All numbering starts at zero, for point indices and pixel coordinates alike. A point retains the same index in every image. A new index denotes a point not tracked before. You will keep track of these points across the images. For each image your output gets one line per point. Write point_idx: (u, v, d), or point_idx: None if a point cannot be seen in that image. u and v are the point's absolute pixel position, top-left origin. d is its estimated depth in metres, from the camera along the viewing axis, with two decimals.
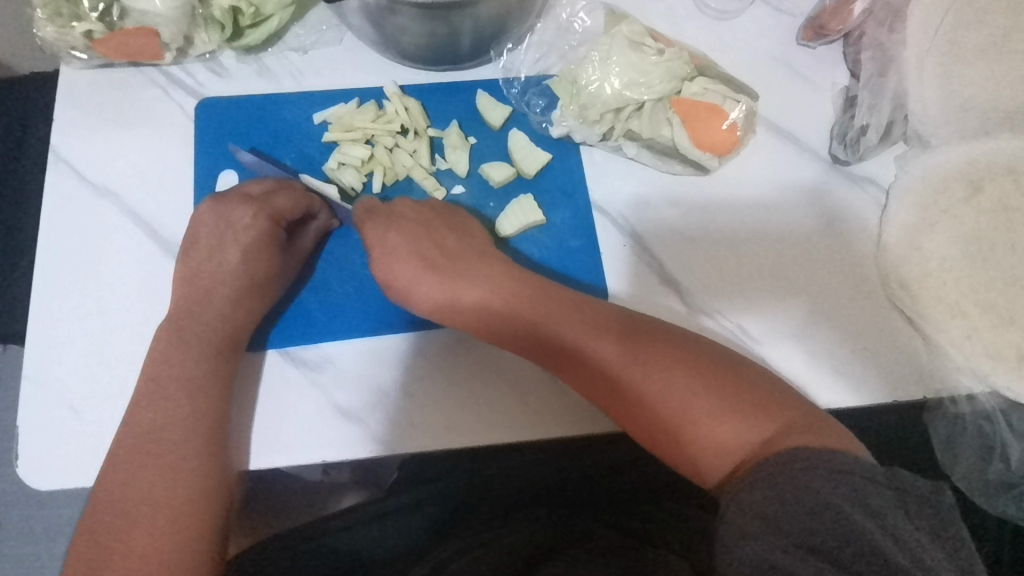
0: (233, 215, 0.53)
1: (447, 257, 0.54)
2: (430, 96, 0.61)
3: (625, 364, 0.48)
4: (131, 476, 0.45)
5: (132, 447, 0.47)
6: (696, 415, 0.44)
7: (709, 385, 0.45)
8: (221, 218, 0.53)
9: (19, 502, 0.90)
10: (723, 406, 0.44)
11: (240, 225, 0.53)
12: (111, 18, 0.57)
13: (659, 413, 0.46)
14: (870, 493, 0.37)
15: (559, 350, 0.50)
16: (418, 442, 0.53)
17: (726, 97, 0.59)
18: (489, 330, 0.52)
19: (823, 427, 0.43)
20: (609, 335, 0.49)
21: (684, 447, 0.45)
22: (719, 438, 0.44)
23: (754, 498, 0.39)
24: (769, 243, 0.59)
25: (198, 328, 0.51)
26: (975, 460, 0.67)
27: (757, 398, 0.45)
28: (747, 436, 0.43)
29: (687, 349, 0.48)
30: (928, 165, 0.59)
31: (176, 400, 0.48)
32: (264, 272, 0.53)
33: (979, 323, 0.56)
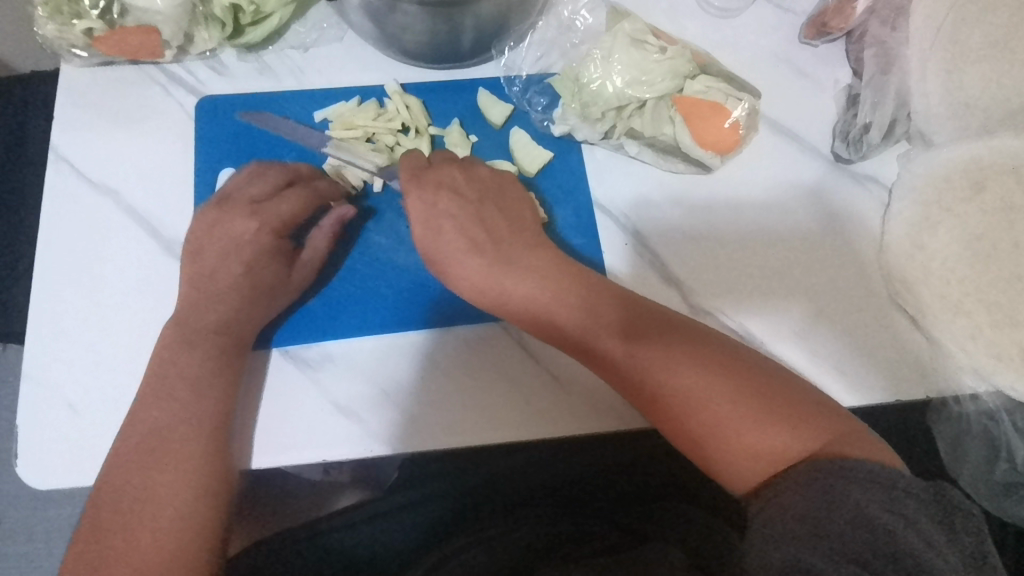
0: (236, 226, 0.53)
1: (493, 242, 0.53)
2: (431, 94, 0.61)
3: (666, 370, 0.46)
4: (133, 475, 0.45)
5: (134, 445, 0.46)
6: (736, 423, 0.44)
7: (749, 393, 0.45)
8: (221, 226, 0.53)
9: (18, 502, 0.89)
10: (765, 416, 0.44)
11: (243, 236, 0.53)
12: (111, 16, 0.56)
13: (696, 416, 0.45)
14: (910, 506, 0.38)
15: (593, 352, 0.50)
16: (418, 441, 0.53)
17: (728, 95, 0.58)
18: (520, 323, 0.52)
19: (861, 439, 0.43)
20: (649, 336, 0.48)
21: (720, 453, 0.44)
22: (757, 443, 0.43)
23: (795, 504, 0.39)
24: (772, 241, 0.59)
25: (200, 326, 0.50)
26: (978, 459, 0.66)
27: (798, 407, 0.44)
28: (789, 445, 0.43)
29: (726, 356, 0.47)
30: (931, 164, 0.59)
31: (178, 398, 0.48)
32: (270, 281, 0.53)
33: (981, 322, 0.56)
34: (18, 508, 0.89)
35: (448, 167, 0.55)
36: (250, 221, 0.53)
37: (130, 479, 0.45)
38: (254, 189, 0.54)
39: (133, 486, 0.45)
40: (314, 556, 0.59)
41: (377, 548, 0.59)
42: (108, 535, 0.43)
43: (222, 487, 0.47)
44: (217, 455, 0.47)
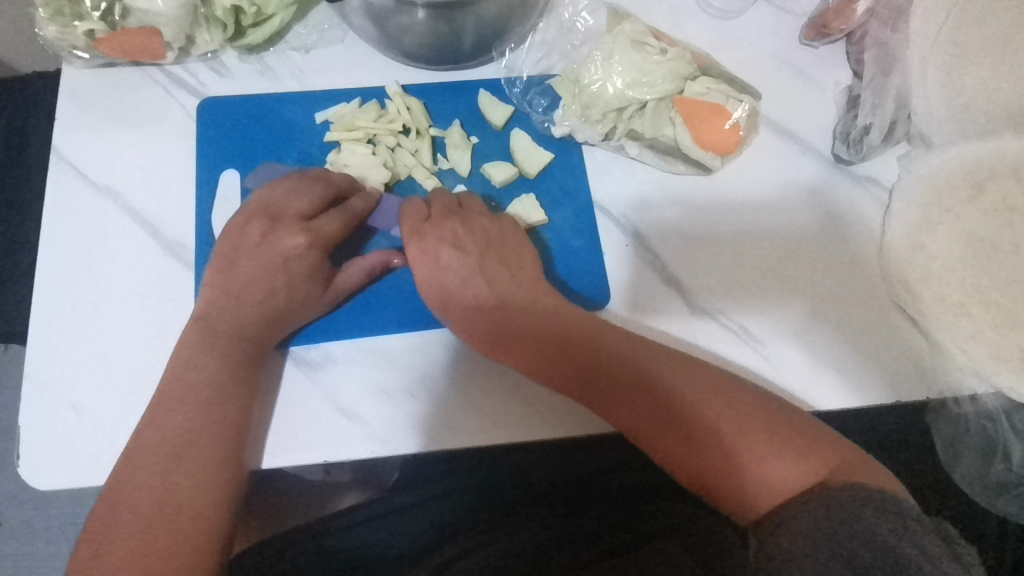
0: (283, 242, 0.52)
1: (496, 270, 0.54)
2: (432, 95, 0.61)
3: (680, 402, 0.47)
4: (137, 474, 0.46)
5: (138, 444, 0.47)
6: (744, 455, 0.45)
7: (752, 424, 0.46)
8: (269, 240, 0.53)
9: (19, 503, 0.89)
10: (773, 447, 0.45)
11: (291, 254, 0.52)
12: (114, 17, 0.57)
13: (703, 446, 0.46)
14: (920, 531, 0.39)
15: (602, 383, 0.49)
16: (419, 442, 0.53)
17: (729, 97, 0.58)
18: (521, 356, 0.52)
19: (858, 467, 0.45)
20: (653, 368, 0.49)
21: (727, 485, 0.45)
22: (764, 474, 0.44)
23: (807, 523, 0.40)
24: (773, 242, 0.59)
25: (203, 326, 0.51)
26: (976, 459, 0.67)
27: (802, 440, 0.46)
28: (796, 477, 0.44)
29: (734, 389, 0.48)
30: (932, 165, 0.59)
31: (196, 403, 0.48)
32: (306, 299, 0.53)
33: (983, 324, 0.57)
34: (20, 508, 0.89)
35: (449, 222, 0.55)
36: (300, 238, 0.52)
37: (135, 479, 0.45)
38: (301, 205, 0.54)
39: (138, 485, 0.45)
40: (316, 554, 0.59)
41: (384, 546, 0.60)
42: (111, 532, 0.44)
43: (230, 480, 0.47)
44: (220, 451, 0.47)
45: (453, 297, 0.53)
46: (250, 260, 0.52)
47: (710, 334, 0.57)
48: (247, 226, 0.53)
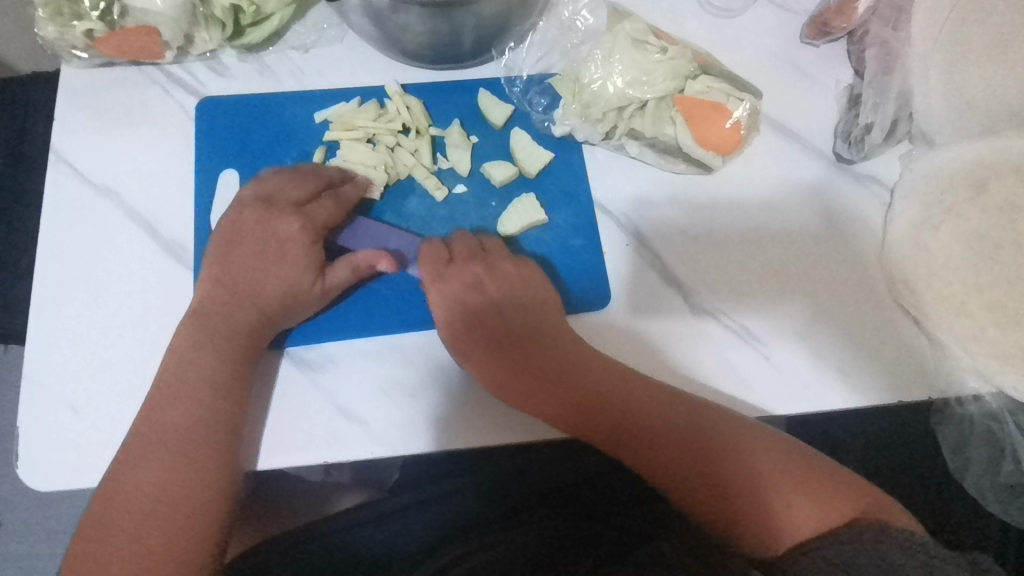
0: (278, 224, 0.53)
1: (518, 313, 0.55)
2: (432, 95, 0.61)
3: (717, 448, 0.49)
4: (137, 471, 0.46)
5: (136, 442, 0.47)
6: (779, 496, 0.47)
7: (782, 465, 0.49)
8: (265, 224, 0.53)
9: (18, 503, 0.89)
10: (804, 492, 0.47)
11: (287, 236, 0.53)
12: (112, 17, 0.56)
13: (741, 487, 0.48)
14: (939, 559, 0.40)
15: (638, 429, 0.51)
16: (418, 443, 0.53)
17: (730, 95, 0.58)
18: (555, 400, 0.53)
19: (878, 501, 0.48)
20: (684, 413, 0.51)
21: (763, 530, 0.47)
22: (799, 513, 0.47)
23: (829, 553, 0.41)
24: (774, 241, 0.59)
25: (199, 324, 0.50)
26: (982, 459, 0.66)
27: (831, 485, 0.48)
28: (829, 514, 0.46)
29: (763, 436, 0.50)
30: (934, 163, 0.58)
31: (192, 400, 0.48)
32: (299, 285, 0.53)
33: (985, 323, 0.55)
34: (19, 508, 0.89)
35: (472, 267, 0.55)
36: (294, 220, 0.53)
37: (135, 476, 0.46)
38: (296, 191, 0.55)
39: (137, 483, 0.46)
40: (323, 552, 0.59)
41: (390, 544, 0.60)
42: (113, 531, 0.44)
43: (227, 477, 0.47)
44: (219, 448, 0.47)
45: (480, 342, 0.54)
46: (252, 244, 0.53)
47: (711, 333, 0.57)
48: (244, 212, 0.54)
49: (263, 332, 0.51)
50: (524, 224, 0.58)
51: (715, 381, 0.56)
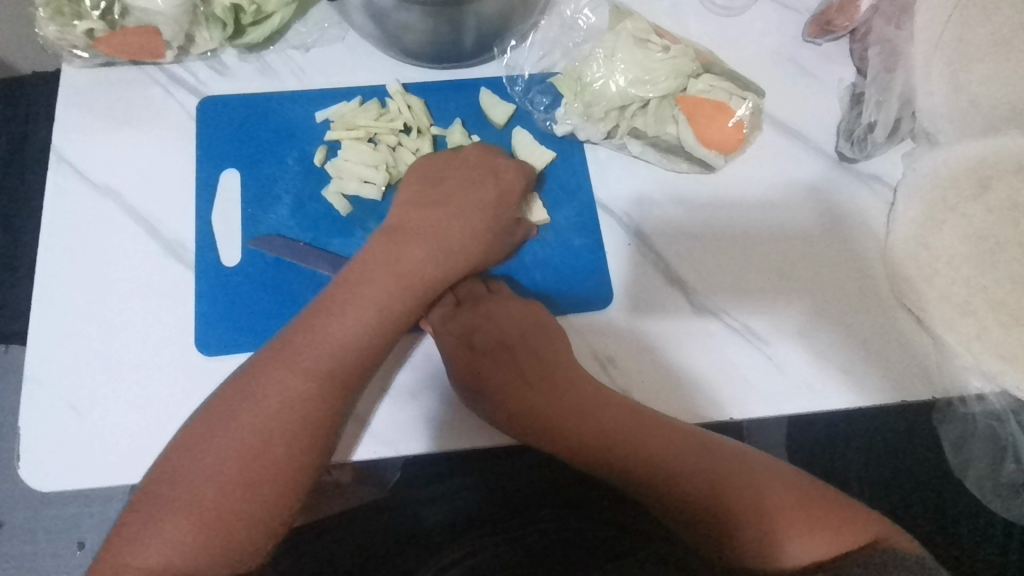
0: (503, 171, 0.55)
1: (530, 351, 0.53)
2: (433, 93, 0.61)
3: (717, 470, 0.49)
4: (200, 453, 0.45)
5: (207, 420, 0.46)
6: (784, 521, 0.47)
7: (786, 491, 0.48)
8: (485, 165, 0.55)
9: (18, 504, 0.89)
10: (814, 523, 0.47)
11: (499, 179, 0.55)
12: (113, 16, 0.56)
13: (745, 511, 0.47)
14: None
15: (649, 459, 0.49)
16: (416, 445, 0.53)
17: (732, 94, 0.58)
18: (555, 420, 0.52)
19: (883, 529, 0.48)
20: (687, 435, 0.50)
21: (772, 560, 0.46)
22: (804, 539, 0.46)
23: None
24: (776, 240, 0.59)
25: (369, 280, 0.50)
26: (986, 458, 0.66)
27: (843, 515, 0.48)
28: (833, 539, 0.46)
29: (775, 471, 0.50)
30: (938, 162, 0.59)
31: (294, 388, 0.46)
32: (478, 228, 0.53)
33: (988, 322, 0.56)
34: (21, 509, 0.89)
35: (480, 308, 0.54)
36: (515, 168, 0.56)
37: (200, 455, 0.45)
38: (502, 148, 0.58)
39: (197, 466, 0.44)
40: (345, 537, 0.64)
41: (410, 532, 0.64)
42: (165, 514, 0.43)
43: (292, 475, 0.45)
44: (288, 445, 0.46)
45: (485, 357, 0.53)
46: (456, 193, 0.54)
47: (714, 334, 0.56)
48: (469, 151, 0.56)
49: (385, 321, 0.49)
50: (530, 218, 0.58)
51: (718, 382, 0.56)
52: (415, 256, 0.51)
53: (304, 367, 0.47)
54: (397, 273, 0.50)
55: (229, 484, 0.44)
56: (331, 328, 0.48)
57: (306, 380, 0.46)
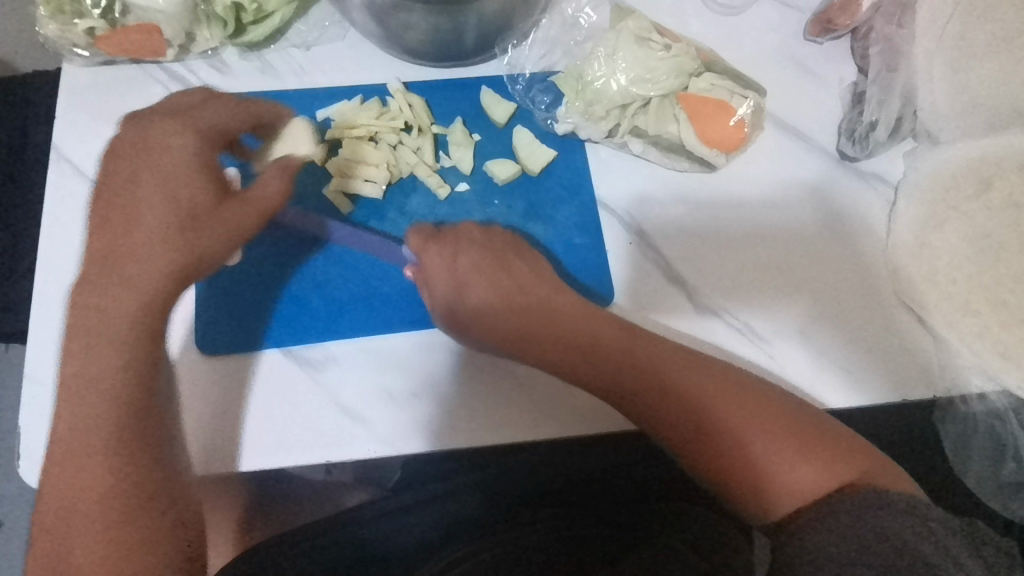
0: (158, 136, 0.47)
1: (518, 287, 0.55)
2: (435, 92, 0.61)
3: (710, 406, 0.48)
4: (75, 471, 0.42)
5: (64, 450, 0.43)
6: (776, 459, 0.45)
7: (788, 429, 0.46)
8: (142, 138, 0.47)
9: (15, 504, 0.89)
10: (802, 453, 0.45)
11: (159, 146, 0.47)
12: (113, 15, 0.56)
13: (732, 446, 0.46)
14: (941, 527, 0.41)
15: (641, 394, 0.50)
16: (420, 444, 0.53)
17: (733, 93, 0.58)
18: (553, 357, 0.53)
19: (886, 473, 0.46)
20: (684, 371, 0.49)
21: (761, 494, 0.45)
22: (794, 479, 0.45)
23: (821, 521, 0.42)
24: (775, 238, 0.59)
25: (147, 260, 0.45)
26: (986, 458, 0.66)
27: (844, 450, 0.46)
28: (828, 479, 0.44)
29: (765, 397, 0.48)
30: (940, 162, 0.59)
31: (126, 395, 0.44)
32: (205, 197, 0.46)
33: (989, 321, 0.56)
34: (19, 509, 0.89)
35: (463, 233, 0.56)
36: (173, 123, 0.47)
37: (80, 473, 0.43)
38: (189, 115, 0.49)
39: (80, 484, 0.42)
40: (333, 544, 0.58)
41: (403, 535, 0.59)
42: (75, 534, 0.42)
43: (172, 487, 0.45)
44: (153, 441, 0.44)
45: (500, 287, 0.55)
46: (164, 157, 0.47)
47: (713, 333, 0.56)
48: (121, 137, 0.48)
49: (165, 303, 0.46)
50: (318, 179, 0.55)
51: None
52: (134, 243, 0.45)
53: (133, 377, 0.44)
54: (163, 255, 0.45)
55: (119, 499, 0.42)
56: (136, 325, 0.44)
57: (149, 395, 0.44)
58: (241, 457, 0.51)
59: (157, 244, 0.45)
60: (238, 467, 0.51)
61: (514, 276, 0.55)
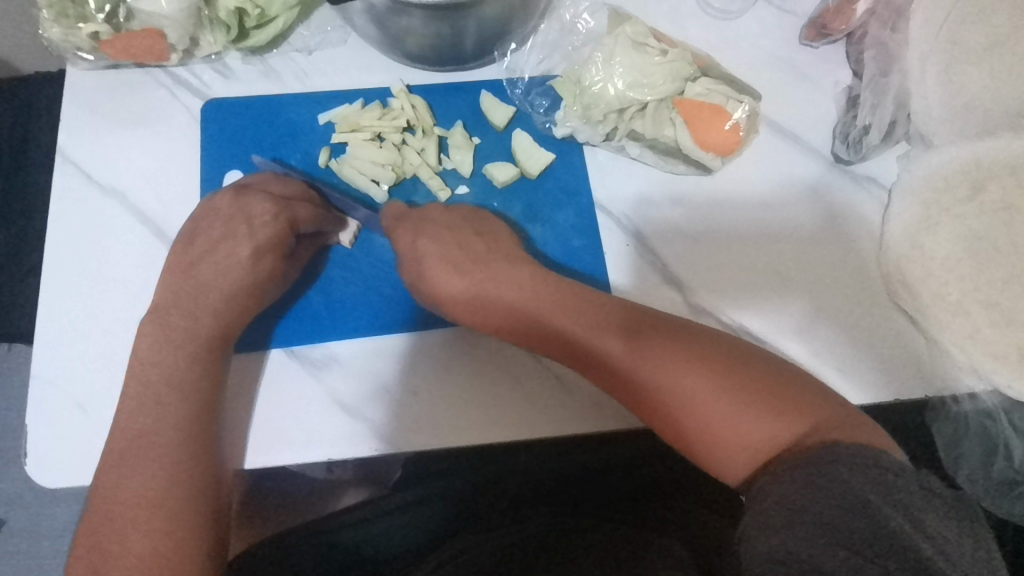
0: (255, 209, 0.53)
1: (475, 262, 0.54)
2: (435, 96, 0.62)
3: (646, 370, 0.47)
4: (123, 474, 0.45)
5: (110, 459, 0.46)
6: (719, 417, 0.45)
7: (730, 383, 0.45)
8: (237, 209, 0.53)
9: (22, 501, 0.90)
10: (756, 405, 0.44)
11: (254, 221, 0.53)
12: (117, 20, 0.57)
13: (673, 409, 0.46)
14: (905, 488, 0.38)
15: (587, 366, 0.50)
16: (421, 441, 0.53)
17: (729, 97, 0.59)
18: (510, 330, 0.53)
19: (848, 421, 0.43)
20: (619, 335, 0.49)
21: (714, 455, 0.45)
22: (741, 436, 0.44)
23: (774, 486, 0.40)
24: (771, 239, 0.60)
25: (189, 309, 0.51)
26: (977, 456, 0.66)
27: (793, 401, 0.45)
28: (780, 434, 0.43)
29: (704, 356, 0.47)
30: (931, 165, 0.59)
31: (163, 407, 0.47)
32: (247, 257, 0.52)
33: (981, 322, 0.57)
34: (25, 507, 0.90)
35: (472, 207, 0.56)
36: (268, 204, 0.53)
37: (126, 474, 0.45)
38: (276, 188, 0.55)
39: (122, 487, 0.45)
40: (317, 555, 0.59)
41: (381, 546, 0.60)
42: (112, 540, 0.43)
43: (212, 492, 0.47)
44: (204, 452, 0.47)
45: (458, 262, 0.53)
46: (221, 226, 0.53)
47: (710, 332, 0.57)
48: (219, 199, 0.54)
49: (213, 353, 0.50)
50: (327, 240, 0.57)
51: None
52: (189, 286, 0.52)
53: (167, 397, 0.48)
54: (206, 307, 0.51)
55: (153, 501, 0.45)
56: (165, 366, 0.49)
57: (184, 413, 0.48)
58: (247, 454, 0.52)
59: (209, 290, 0.52)
60: (244, 465, 0.52)
61: (472, 253, 0.54)
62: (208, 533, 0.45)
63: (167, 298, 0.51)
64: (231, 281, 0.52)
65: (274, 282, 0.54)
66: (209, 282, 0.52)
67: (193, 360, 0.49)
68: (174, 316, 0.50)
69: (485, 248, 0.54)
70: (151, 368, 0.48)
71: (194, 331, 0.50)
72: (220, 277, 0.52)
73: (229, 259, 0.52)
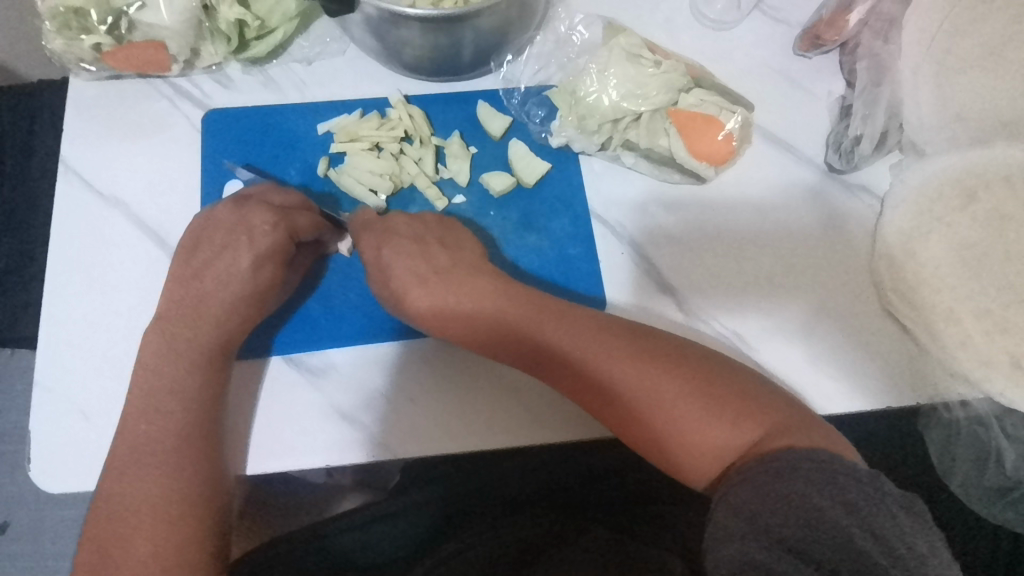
0: (254, 220, 0.54)
1: (439, 272, 0.54)
2: (432, 106, 0.62)
3: (612, 378, 0.48)
4: (129, 480, 0.46)
5: (112, 464, 0.47)
6: (680, 420, 0.45)
7: (689, 388, 0.46)
8: (238, 220, 0.54)
9: (26, 504, 0.91)
10: (711, 409, 0.45)
11: (254, 232, 0.53)
12: (120, 31, 0.58)
13: (635, 413, 0.47)
14: (854, 492, 0.38)
15: (552, 373, 0.51)
16: (416, 447, 0.54)
17: (721, 108, 0.60)
18: (476, 339, 0.53)
19: (804, 426, 0.44)
20: (585, 342, 0.49)
21: (673, 457, 0.46)
22: (700, 440, 0.45)
23: (733, 496, 0.40)
24: (763, 246, 0.60)
25: (191, 318, 0.51)
26: (970, 463, 0.67)
27: (749, 404, 0.45)
28: (735, 437, 0.44)
29: (666, 364, 0.48)
30: (926, 174, 0.59)
31: (166, 414, 0.48)
32: (247, 266, 0.53)
33: (973, 330, 0.56)
34: (29, 510, 0.91)
35: None
36: (269, 214, 0.53)
37: (131, 479, 0.46)
38: (276, 198, 0.56)
39: (126, 493, 0.45)
40: (314, 557, 0.59)
41: (377, 552, 0.60)
42: (114, 546, 0.44)
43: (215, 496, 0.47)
44: (207, 458, 0.48)
45: (422, 274, 0.54)
46: (223, 236, 0.54)
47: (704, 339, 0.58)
48: (220, 209, 0.55)
49: (214, 361, 0.51)
50: (326, 248, 0.58)
51: None
52: (191, 294, 0.52)
53: (171, 404, 0.48)
54: (208, 316, 0.52)
55: (156, 505, 0.45)
56: (167, 374, 0.49)
57: (186, 419, 0.48)
58: (246, 461, 0.53)
59: (210, 299, 0.52)
60: (244, 471, 0.53)
61: (435, 265, 0.55)
62: (211, 540, 0.46)
63: (171, 307, 0.52)
64: (230, 290, 0.53)
65: (274, 290, 0.54)
66: (211, 291, 0.53)
67: (196, 369, 0.50)
68: (178, 325, 0.51)
69: (448, 260, 0.55)
70: (154, 375, 0.49)
71: (196, 340, 0.51)
72: (221, 285, 0.53)
73: (230, 268, 0.53)
